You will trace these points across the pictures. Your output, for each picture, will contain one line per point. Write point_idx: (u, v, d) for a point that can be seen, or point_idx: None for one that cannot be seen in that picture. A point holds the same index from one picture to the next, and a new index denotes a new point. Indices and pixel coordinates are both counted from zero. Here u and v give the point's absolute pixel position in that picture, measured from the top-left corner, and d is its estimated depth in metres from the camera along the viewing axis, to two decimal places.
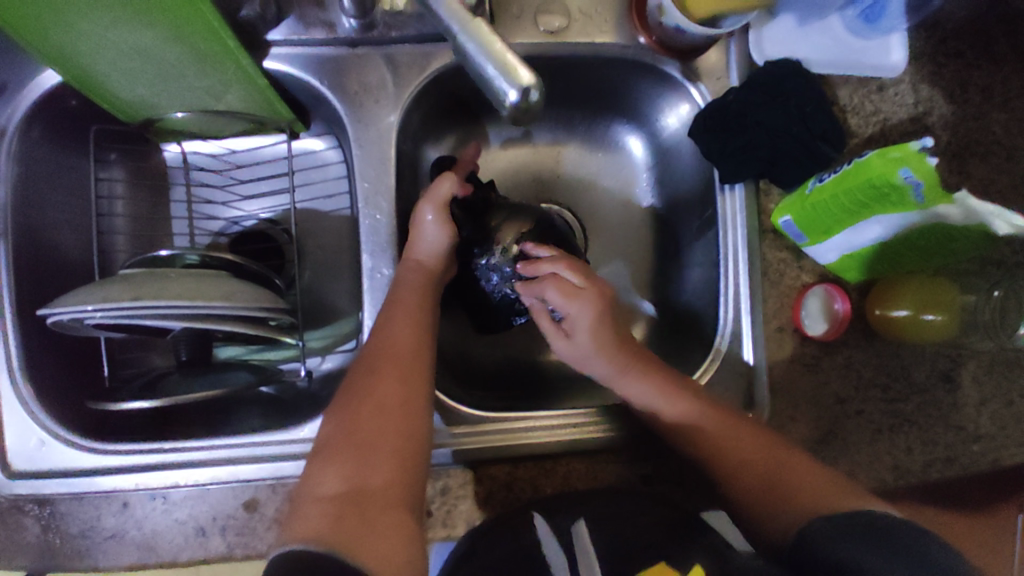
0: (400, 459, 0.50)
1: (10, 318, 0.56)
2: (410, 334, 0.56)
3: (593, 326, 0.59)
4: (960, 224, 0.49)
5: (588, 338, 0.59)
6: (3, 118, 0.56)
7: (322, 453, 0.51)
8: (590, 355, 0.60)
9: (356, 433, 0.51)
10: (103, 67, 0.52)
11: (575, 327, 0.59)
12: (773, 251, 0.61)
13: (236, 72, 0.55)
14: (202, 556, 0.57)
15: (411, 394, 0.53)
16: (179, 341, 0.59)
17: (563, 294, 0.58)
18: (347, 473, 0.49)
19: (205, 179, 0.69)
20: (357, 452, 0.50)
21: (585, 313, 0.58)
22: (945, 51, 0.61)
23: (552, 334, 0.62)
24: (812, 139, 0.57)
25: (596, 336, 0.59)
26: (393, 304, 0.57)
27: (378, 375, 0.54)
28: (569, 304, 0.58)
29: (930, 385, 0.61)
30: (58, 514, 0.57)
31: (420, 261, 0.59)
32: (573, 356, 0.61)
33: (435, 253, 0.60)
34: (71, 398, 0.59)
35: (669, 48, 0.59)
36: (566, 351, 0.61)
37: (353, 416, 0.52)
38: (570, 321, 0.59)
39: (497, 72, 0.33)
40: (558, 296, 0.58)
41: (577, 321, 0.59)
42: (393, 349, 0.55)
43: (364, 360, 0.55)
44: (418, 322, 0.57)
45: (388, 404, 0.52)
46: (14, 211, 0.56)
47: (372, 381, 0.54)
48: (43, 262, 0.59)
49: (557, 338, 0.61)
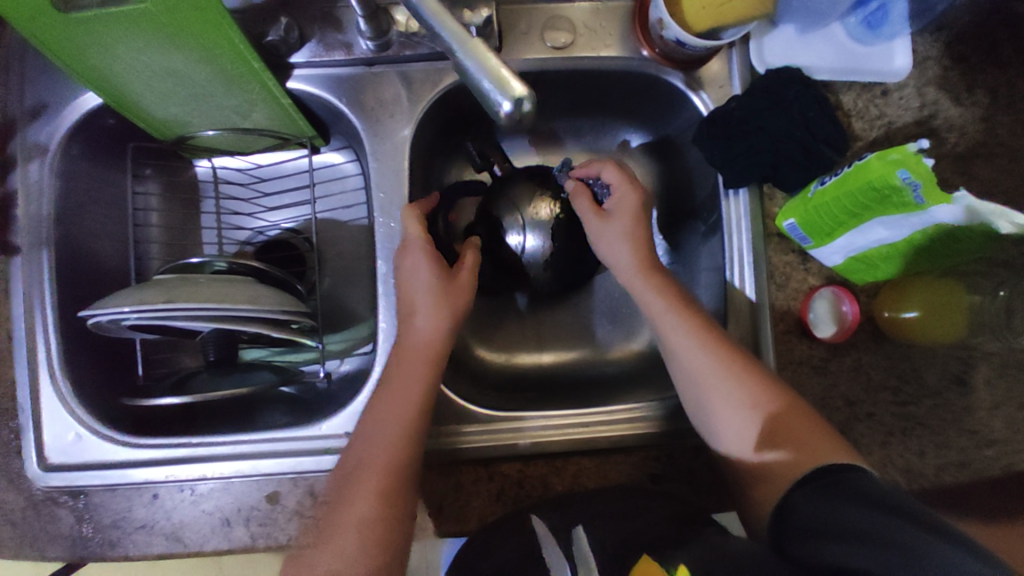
0: (385, 502, 0.53)
1: (51, 320, 0.60)
2: (414, 379, 0.56)
3: (635, 209, 0.61)
4: (962, 225, 0.49)
5: (631, 218, 0.61)
6: (45, 136, 0.60)
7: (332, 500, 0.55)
8: (623, 235, 0.61)
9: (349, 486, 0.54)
10: (140, 88, 0.58)
11: (618, 205, 0.61)
12: (778, 254, 0.62)
13: (261, 91, 0.59)
14: (226, 547, 0.60)
15: (409, 437, 0.55)
16: (208, 343, 0.62)
17: (624, 177, 0.61)
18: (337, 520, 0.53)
19: (232, 192, 0.73)
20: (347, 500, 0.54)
21: (634, 193, 0.60)
22: (950, 55, 0.62)
23: (588, 216, 0.62)
24: (814, 143, 0.58)
25: (635, 221, 0.61)
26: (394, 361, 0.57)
27: (368, 426, 0.56)
28: (620, 184, 0.61)
29: (942, 388, 0.60)
30: (92, 506, 0.60)
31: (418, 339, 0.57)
32: (601, 237, 0.62)
33: (433, 332, 0.57)
34: (108, 396, 0.63)
35: (672, 60, 0.61)
36: (598, 230, 0.61)
37: (348, 466, 0.55)
38: (615, 201, 0.61)
39: (492, 85, 0.36)
40: (617, 177, 0.61)
41: (622, 201, 0.61)
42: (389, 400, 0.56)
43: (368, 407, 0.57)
44: (427, 365, 0.57)
45: (375, 456, 0.54)
46: (56, 221, 0.60)
47: (375, 426, 0.55)
48: (82, 268, 0.63)
49: (593, 215, 0.61)
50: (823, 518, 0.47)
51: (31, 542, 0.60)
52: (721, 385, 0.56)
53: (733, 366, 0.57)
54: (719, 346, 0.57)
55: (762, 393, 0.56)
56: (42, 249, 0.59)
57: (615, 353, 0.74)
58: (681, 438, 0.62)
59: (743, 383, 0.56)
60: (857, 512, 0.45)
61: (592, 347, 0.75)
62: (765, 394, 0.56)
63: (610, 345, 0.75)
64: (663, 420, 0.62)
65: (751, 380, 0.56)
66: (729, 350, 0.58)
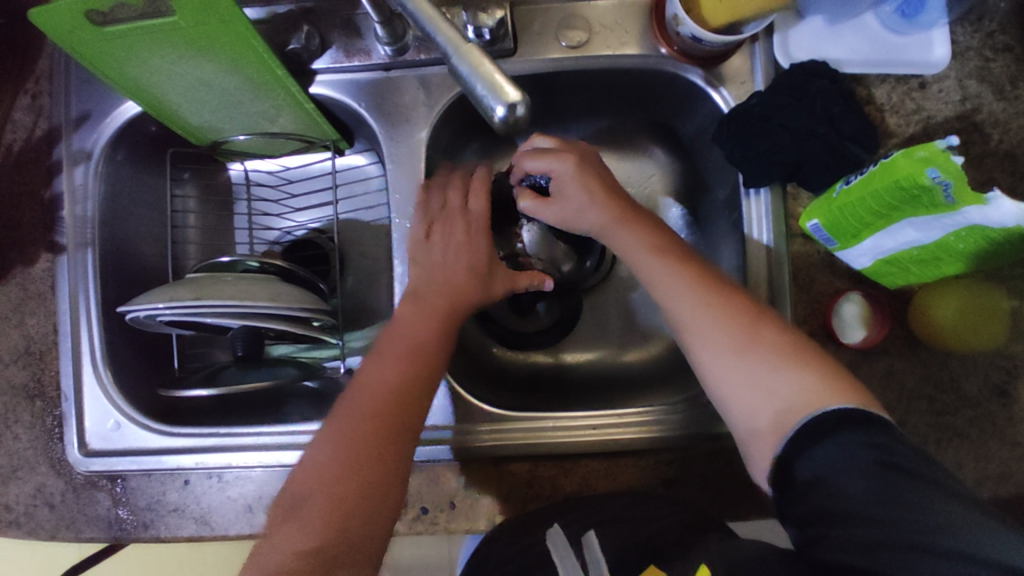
0: (373, 473, 0.49)
1: (94, 315, 0.64)
2: (410, 347, 0.55)
3: (577, 179, 0.59)
4: (998, 228, 0.46)
5: (579, 192, 0.59)
6: (91, 143, 0.64)
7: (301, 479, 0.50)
8: (582, 206, 0.59)
9: (326, 458, 0.50)
10: (175, 96, 0.61)
11: (559, 183, 0.59)
12: (801, 256, 0.59)
13: (285, 97, 0.62)
14: (249, 532, 0.63)
15: (404, 399, 0.53)
16: (236, 339, 0.66)
17: (549, 154, 0.59)
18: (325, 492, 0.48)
19: (264, 194, 0.76)
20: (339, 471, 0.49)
21: (568, 164, 0.58)
22: (993, 45, 0.57)
23: (541, 208, 0.61)
24: (840, 140, 0.55)
25: (582, 191, 0.58)
26: (395, 324, 0.56)
27: (362, 389, 0.53)
28: (552, 164, 0.59)
29: (982, 400, 0.56)
30: (128, 489, 0.64)
31: (427, 308, 0.57)
32: (562, 219, 0.61)
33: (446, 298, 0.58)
34: (146, 387, 0.67)
35: (690, 56, 0.60)
36: (557, 215, 0.61)
37: (327, 434, 0.51)
38: (556, 182, 0.59)
39: (486, 90, 0.36)
40: (543, 159, 0.59)
41: (560, 176, 0.59)
42: (384, 363, 0.54)
43: (352, 384, 0.54)
44: (421, 334, 0.56)
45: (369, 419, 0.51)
46: (100, 222, 0.65)
47: (366, 397, 0.52)
48: (124, 266, 0.67)
49: (543, 205, 0.61)
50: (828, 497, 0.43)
51: (73, 522, 0.64)
52: (713, 333, 0.52)
53: (740, 321, 0.52)
54: (712, 298, 0.53)
55: (779, 356, 0.50)
56: (87, 248, 0.64)
57: (634, 356, 0.73)
58: (697, 443, 0.61)
59: (754, 342, 0.51)
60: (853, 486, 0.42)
61: (608, 347, 0.74)
62: (765, 344, 0.51)
63: (630, 348, 0.73)
64: (678, 423, 0.61)
65: (747, 331, 0.52)
66: (733, 306, 0.53)
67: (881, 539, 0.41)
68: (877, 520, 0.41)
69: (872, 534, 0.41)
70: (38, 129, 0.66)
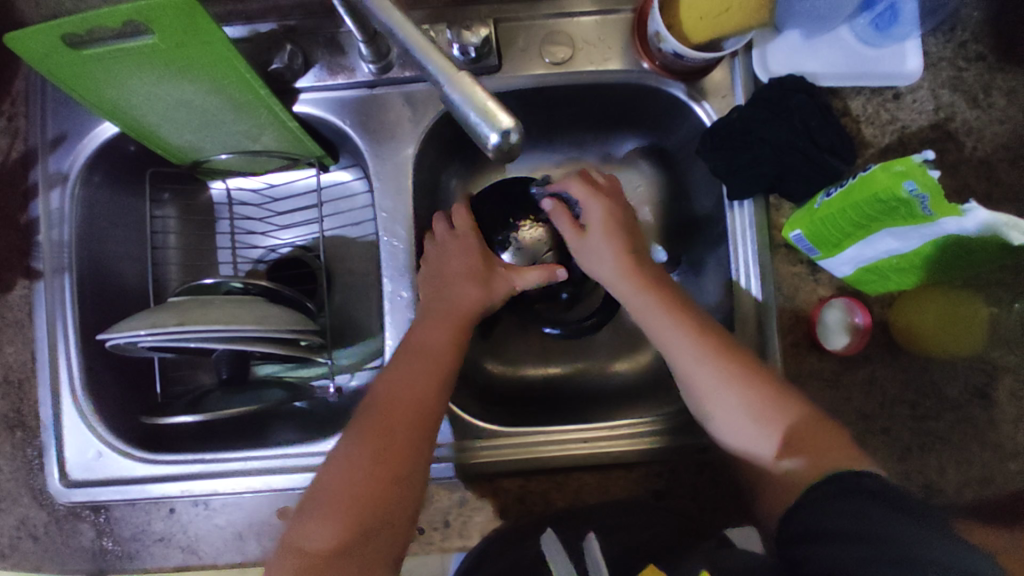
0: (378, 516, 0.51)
1: (73, 341, 0.62)
2: (423, 393, 0.55)
3: (609, 219, 0.62)
4: (976, 237, 0.48)
5: (606, 229, 0.62)
6: (66, 166, 0.63)
7: (308, 509, 0.51)
8: (605, 247, 0.62)
9: (353, 480, 0.51)
10: (156, 115, 0.61)
11: (589, 219, 0.63)
12: (786, 265, 0.60)
13: (269, 117, 0.62)
14: (239, 560, 0.62)
15: (413, 448, 0.53)
16: (221, 362, 0.67)
17: (590, 191, 0.63)
18: (331, 527, 0.50)
19: (247, 212, 0.75)
20: (344, 507, 0.50)
21: (602, 204, 0.62)
22: (965, 55, 0.59)
23: (569, 234, 0.64)
24: (820, 153, 0.56)
25: (610, 232, 0.62)
26: (408, 364, 0.56)
27: (375, 431, 0.53)
28: (587, 197, 0.63)
29: (963, 402, 0.58)
30: (112, 520, 0.62)
31: (428, 355, 0.57)
32: (585, 251, 0.63)
33: (440, 343, 0.58)
34: (129, 414, 0.65)
35: (672, 71, 0.61)
36: (580, 244, 0.63)
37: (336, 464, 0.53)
38: (587, 215, 0.63)
39: (479, 118, 0.36)
40: (584, 191, 0.63)
41: (594, 211, 0.63)
42: (396, 406, 0.55)
43: (365, 421, 0.54)
44: (431, 380, 0.56)
45: (379, 463, 0.52)
46: (78, 246, 0.63)
47: (376, 440, 0.53)
48: (104, 291, 0.65)
49: (572, 230, 0.63)
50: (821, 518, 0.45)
51: (57, 554, 0.62)
52: (720, 388, 0.54)
53: (735, 368, 0.54)
54: (722, 355, 0.55)
55: (774, 409, 0.52)
56: (65, 273, 0.62)
57: (623, 366, 0.73)
58: (686, 454, 0.61)
59: (748, 387, 0.53)
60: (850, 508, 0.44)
61: (597, 359, 0.74)
62: (771, 403, 0.53)
63: (618, 358, 0.74)
64: (665, 435, 0.62)
65: (757, 391, 0.53)
66: (730, 354, 0.55)
67: (866, 555, 0.41)
68: (863, 537, 0.42)
69: (857, 551, 0.42)
70: (13, 152, 0.64)
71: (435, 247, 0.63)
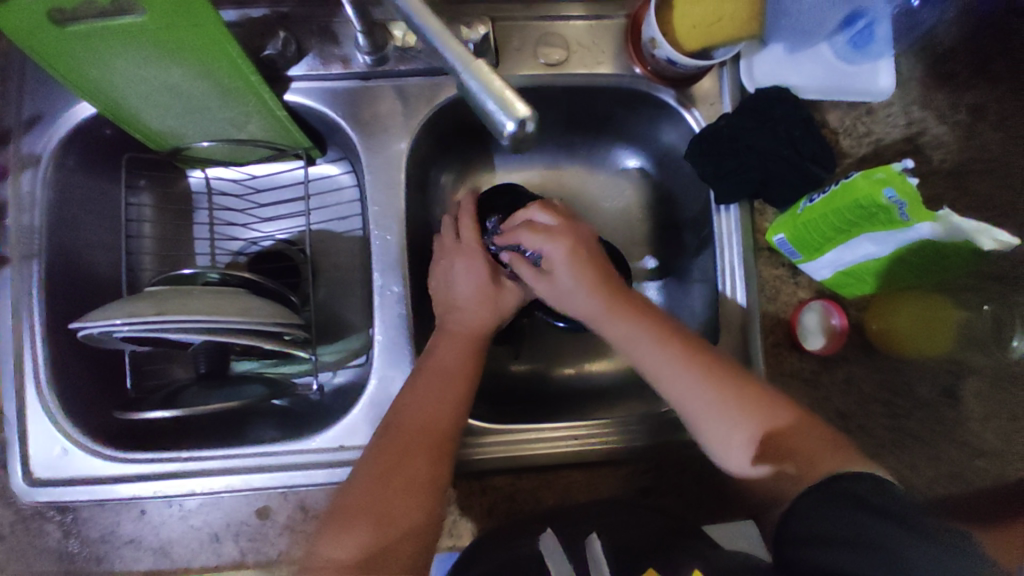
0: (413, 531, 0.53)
1: (40, 332, 0.59)
2: (450, 412, 0.58)
3: (571, 261, 0.60)
4: (946, 241, 0.50)
5: (570, 275, 0.60)
6: (39, 147, 0.60)
7: (335, 521, 0.53)
8: (575, 289, 0.60)
9: (369, 492, 0.53)
10: (137, 98, 0.58)
11: (552, 264, 0.61)
12: (768, 268, 0.63)
13: (258, 104, 0.60)
14: (215, 563, 0.60)
15: (442, 467, 0.56)
16: (198, 355, 0.64)
17: (544, 234, 0.61)
18: (365, 540, 0.52)
19: (227, 203, 0.73)
20: (377, 523, 0.52)
21: (561, 247, 0.60)
22: (936, 73, 0.63)
23: (534, 282, 0.62)
24: (803, 161, 0.59)
25: (576, 275, 0.60)
26: (437, 380, 0.58)
27: (409, 450, 0.55)
28: (548, 241, 0.61)
29: (933, 402, 0.60)
30: (79, 520, 0.59)
31: (442, 367, 0.59)
32: (556, 296, 0.62)
33: (452, 357, 0.60)
34: (101, 409, 0.63)
35: (663, 77, 0.62)
36: (548, 291, 0.61)
37: (365, 480, 0.54)
38: (549, 260, 0.61)
39: (496, 106, 0.36)
40: (539, 236, 0.61)
41: (555, 256, 0.61)
42: (429, 424, 0.56)
43: (394, 439, 0.56)
44: (456, 397, 0.58)
45: (415, 482, 0.54)
46: (49, 232, 0.60)
47: (407, 459, 0.55)
48: (75, 280, 0.62)
49: (539, 280, 0.61)
50: (810, 521, 0.46)
51: (19, 556, 0.59)
52: (713, 412, 0.54)
53: (723, 391, 0.54)
54: (709, 376, 0.55)
55: (774, 418, 0.53)
56: (32, 260, 0.59)
57: (607, 366, 0.75)
58: (673, 451, 0.62)
59: (741, 405, 0.54)
60: (843, 512, 0.45)
61: (583, 359, 0.75)
62: (757, 416, 0.53)
63: (603, 358, 0.75)
64: (646, 434, 0.62)
65: (744, 406, 0.54)
66: (719, 378, 0.55)
67: (860, 560, 0.42)
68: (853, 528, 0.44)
69: (849, 554, 0.43)
70: None
71: (441, 255, 0.66)
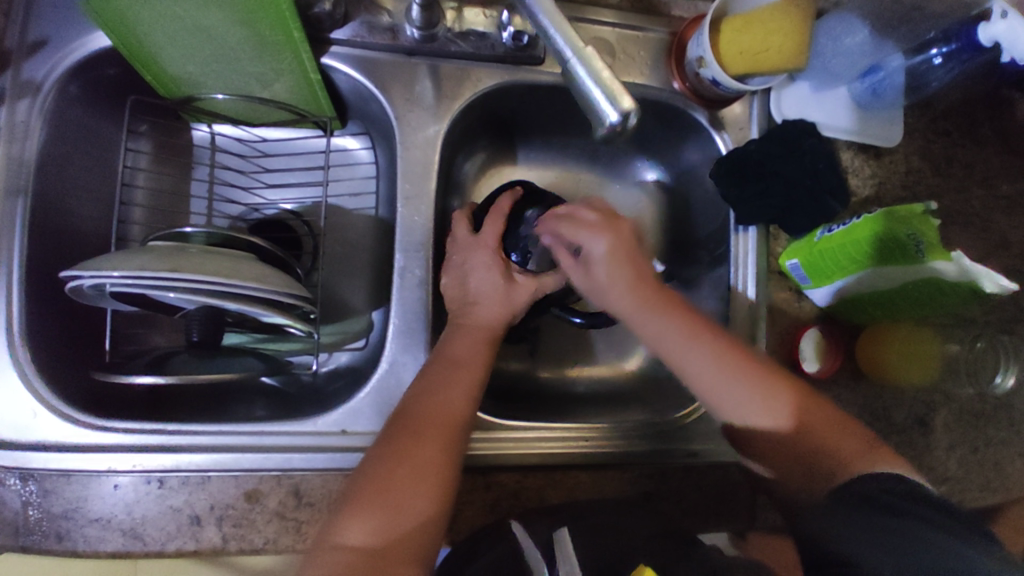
0: (425, 517, 0.50)
1: (17, 277, 0.53)
2: (462, 395, 0.56)
3: (609, 259, 0.57)
4: (951, 282, 0.54)
5: (607, 273, 0.57)
6: (40, 74, 0.54)
7: (342, 505, 0.50)
8: (613, 289, 0.57)
9: (385, 476, 0.50)
10: (160, 39, 0.53)
11: (592, 262, 0.57)
12: (777, 291, 0.66)
13: (293, 63, 0.56)
14: (193, 548, 0.54)
15: (451, 455, 0.53)
16: (191, 322, 0.56)
17: (586, 228, 0.57)
18: (374, 525, 0.48)
19: (229, 163, 0.69)
20: (385, 505, 0.49)
21: (601, 246, 0.56)
22: (934, 128, 0.68)
23: (571, 270, 0.60)
24: (820, 194, 0.61)
25: (612, 276, 0.57)
26: (452, 368, 0.57)
27: (420, 434, 0.53)
28: (589, 235, 0.57)
29: (906, 427, 0.66)
30: (43, 491, 0.53)
31: (457, 357, 0.58)
32: (589, 289, 0.59)
33: (474, 348, 0.59)
34: (77, 370, 0.57)
35: (700, 96, 0.65)
36: (582, 283, 0.59)
37: (375, 464, 0.51)
38: (587, 255, 0.57)
39: (603, 95, 0.37)
40: (579, 230, 0.57)
41: (593, 255, 0.57)
42: (442, 410, 0.54)
43: (401, 424, 0.54)
44: (469, 383, 0.57)
45: (427, 466, 0.51)
46: (40, 168, 0.54)
47: (418, 440, 0.52)
48: (62, 224, 0.57)
49: (576, 270, 0.59)
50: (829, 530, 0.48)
51: None
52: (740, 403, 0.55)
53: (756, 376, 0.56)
54: (734, 371, 0.56)
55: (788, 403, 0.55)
56: (17, 197, 0.53)
57: (604, 370, 0.76)
58: (673, 460, 0.64)
59: (771, 395, 0.55)
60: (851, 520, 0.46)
61: (582, 362, 0.76)
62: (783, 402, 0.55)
63: (602, 363, 0.76)
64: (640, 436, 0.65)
65: (770, 391, 0.55)
66: (749, 368, 0.56)
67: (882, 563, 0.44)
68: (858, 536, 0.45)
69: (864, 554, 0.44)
70: None
71: (456, 250, 0.64)
